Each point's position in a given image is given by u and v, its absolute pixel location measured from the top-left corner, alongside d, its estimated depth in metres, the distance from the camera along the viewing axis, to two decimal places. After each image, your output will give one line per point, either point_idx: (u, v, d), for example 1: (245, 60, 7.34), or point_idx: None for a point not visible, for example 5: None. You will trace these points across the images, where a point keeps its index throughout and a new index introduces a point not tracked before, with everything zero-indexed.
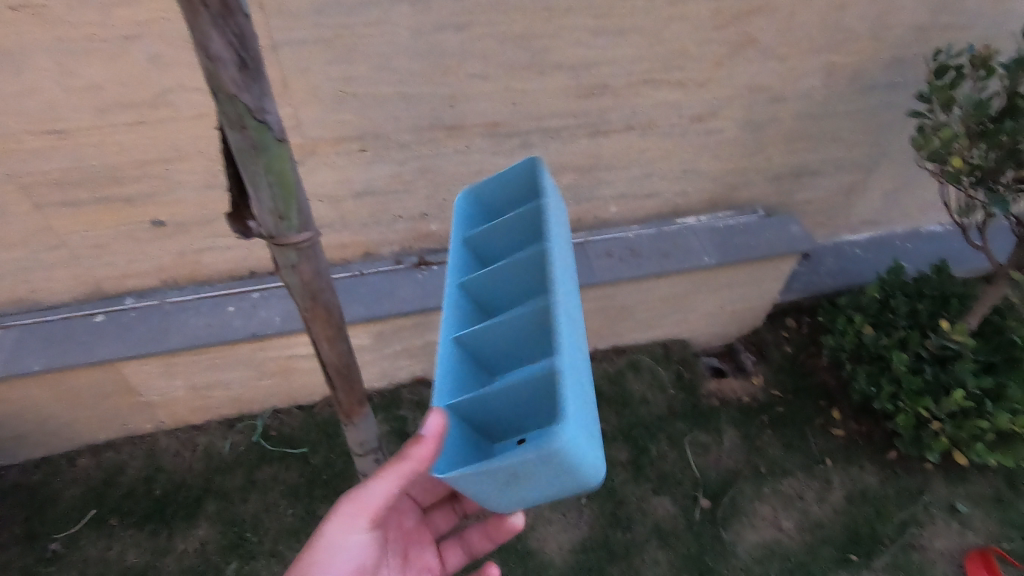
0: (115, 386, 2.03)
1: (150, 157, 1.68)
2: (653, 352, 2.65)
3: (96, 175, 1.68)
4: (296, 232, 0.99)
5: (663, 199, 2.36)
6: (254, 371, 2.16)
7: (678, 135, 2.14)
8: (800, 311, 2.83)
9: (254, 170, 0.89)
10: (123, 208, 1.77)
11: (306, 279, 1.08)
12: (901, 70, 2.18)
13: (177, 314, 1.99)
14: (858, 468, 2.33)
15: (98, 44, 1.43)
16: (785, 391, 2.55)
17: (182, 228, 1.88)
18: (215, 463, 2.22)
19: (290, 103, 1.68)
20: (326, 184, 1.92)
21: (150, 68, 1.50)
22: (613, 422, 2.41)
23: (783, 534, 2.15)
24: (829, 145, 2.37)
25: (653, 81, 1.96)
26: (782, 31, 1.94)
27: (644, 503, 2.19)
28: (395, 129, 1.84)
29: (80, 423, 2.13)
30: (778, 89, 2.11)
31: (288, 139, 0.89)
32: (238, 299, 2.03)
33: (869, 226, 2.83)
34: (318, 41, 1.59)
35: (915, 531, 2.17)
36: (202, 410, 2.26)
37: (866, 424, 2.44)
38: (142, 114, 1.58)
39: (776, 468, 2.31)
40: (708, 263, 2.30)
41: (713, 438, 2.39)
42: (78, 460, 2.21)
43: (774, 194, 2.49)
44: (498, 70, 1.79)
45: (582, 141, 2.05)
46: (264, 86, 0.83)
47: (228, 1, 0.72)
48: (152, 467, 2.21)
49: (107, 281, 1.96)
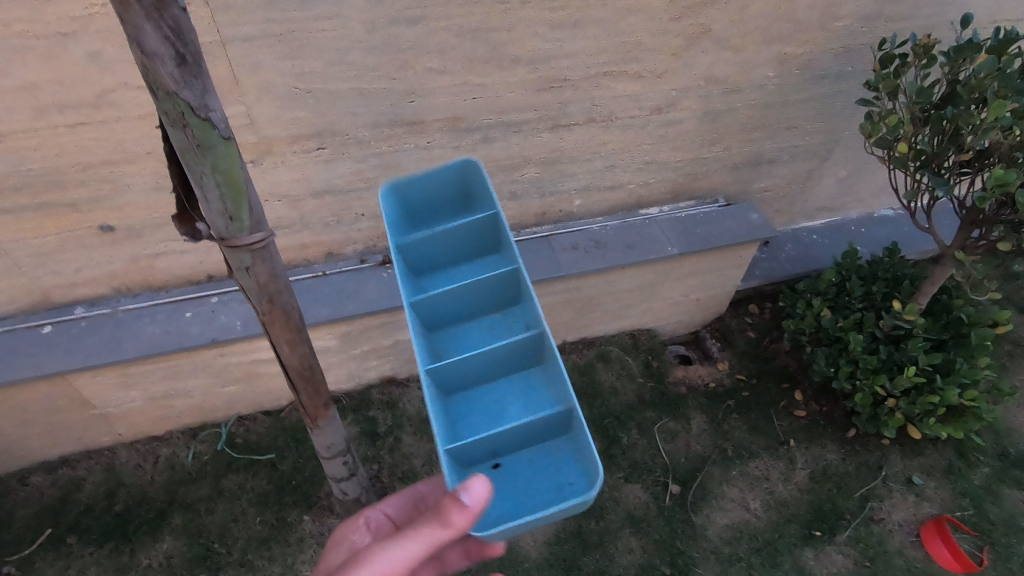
0: (68, 400, 1.95)
1: (95, 159, 1.61)
2: (621, 343, 2.68)
3: (36, 180, 1.60)
4: (249, 233, 0.96)
5: (626, 191, 2.38)
6: (216, 378, 2.10)
7: (638, 127, 2.16)
8: (762, 297, 2.91)
9: (200, 170, 0.86)
10: (68, 213, 1.70)
11: (262, 281, 1.04)
12: (849, 59, 2.25)
13: (131, 322, 1.92)
14: (820, 446, 2.41)
15: (31, 41, 1.36)
16: (749, 376, 2.62)
17: (133, 232, 1.81)
18: (179, 474, 2.16)
19: (242, 101, 1.63)
20: (284, 184, 1.87)
21: (89, 66, 1.44)
22: (584, 413, 2.43)
23: (750, 514, 2.21)
24: (785, 134, 2.43)
25: (611, 73, 1.97)
26: (735, 23, 1.97)
27: (616, 491, 2.22)
28: (353, 126, 1.80)
29: (32, 440, 2.04)
30: (734, 80, 2.14)
31: (235, 137, 0.86)
32: (196, 304, 1.97)
33: (825, 213, 2.92)
34: (268, 36, 1.54)
35: (874, 505, 2.26)
36: (162, 420, 2.19)
37: (827, 405, 2.52)
38: (84, 115, 1.51)
39: (742, 451, 2.37)
40: (671, 253, 2.33)
41: (682, 424, 2.44)
42: (31, 479, 2.12)
43: (733, 183, 2.54)
44: (456, 64, 1.77)
45: (543, 134, 2.05)
46: (205, 81, 0.80)
47: None
48: (112, 482, 2.13)
49: (54, 291, 1.87)
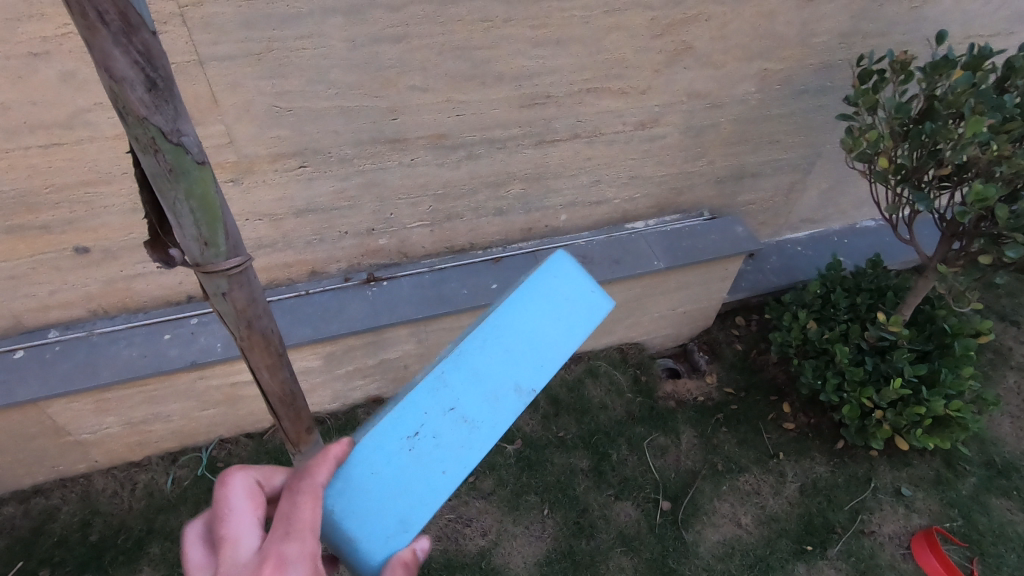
0: (41, 427, 1.88)
1: (68, 181, 1.57)
2: (610, 357, 2.66)
3: (8, 202, 1.56)
4: (226, 258, 0.93)
5: (611, 206, 2.38)
6: (196, 401, 2.05)
7: (622, 142, 2.17)
8: (748, 309, 2.92)
9: (173, 196, 0.83)
10: (41, 235, 1.65)
11: (239, 306, 1.01)
12: (829, 75, 2.28)
13: (107, 345, 1.87)
14: (809, 459, 2.40)
15: (2, 61, 1.33)
16: (737, 389, 2.62)
17: (109, 254, 1.77)
18: (158, 501, 2.09)
19: (222, 120, 1.61)
20: (265, 203, 1.84)
21: (63, 86, 1.41)
22: (573, 430, 2.41)
23: (742, 530, 2.19)
24: (767, 148, 2.46)
25: (595, 89, 1.97)
26: (716, 40, 1.99)
27: (607, 510, 2.20)
28: (336, 144, 1.78)
29: (3, 469, 1.97)
30: (716, 95, 2.16)
31: (209, 161, 0.84)
32: (175, 325, 1.92)
33: (808, 225, 2.94)
34: (248, 55, 1.52)
35: (865, 517, 2.25)
36: (141, 445, 2.13)
37: (815, 417, 2.52)
38: (57, 135, 1.48)
39: (732, 465, 2.36)
40: (658, 267, 2.32)
41: (671, 439, 2.42)
42: (2, 509, 2.04)
43: (718, 197, 2.55)
44: (439, 81, 1.76)
45: (528, 150, 2.05)
46: (178, 105, 0.78)
47: (129, 16, 0.68)
48: (87, 511, 2.06)
49: (27, 315, 1.82)
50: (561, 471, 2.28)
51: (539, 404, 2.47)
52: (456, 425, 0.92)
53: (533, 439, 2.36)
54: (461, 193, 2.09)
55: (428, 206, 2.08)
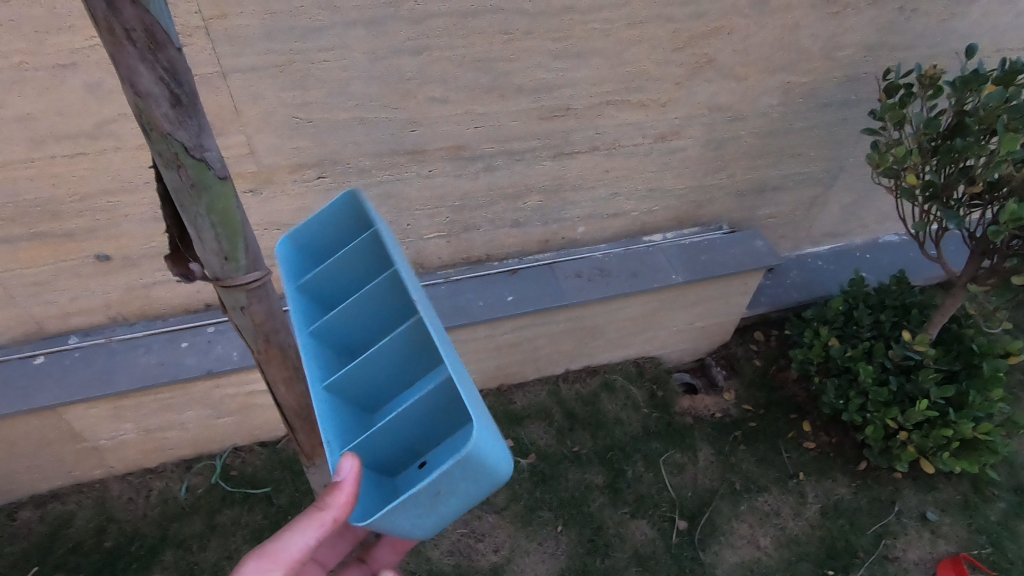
0: (59, 433, 1.90)
1: (91, 190, 1.59)
2: (625, 371, 2.63)
3: (33, 210, 1.58)
4: (246, 272, 0.92)
5: (629, 218, 2.36)
6: (212, 409, 2.05)
7: (641, 155, 2.15)
8: (768, 324, 2.87)
9: (194, 210, 0.82)
10: (63, 243, 1.67)
11: (257, 320, 0.99)
12: (853, 88, 2.24)
13: (125, 352, 1.88)
14: (831, 480, 2.35)
15: (29, 72, 1.35)
16: (756, 406, 2.56)
17: (130, 262, 1.78)
18: (172, 509, 2.10)
19: (243, 130, 1.62)
20: (283, 213, 1.85)
21: (88, 98, 1.42)
22: (588, 444, 2.37)
23: (761, 552, 2.14)
24: (789, 161, 2.42)
25: (615, 102, 1.96)
26: (738, 53, 1.97)
27: (622, 528, 2.16)
28: (355, 155, 1.78)
29: (21, 473, 1.98)
30: (737, 108, 2.13)
31: (231, 176, 0.83)
32: (192, 333, 1.94)
33: (830, 239, 2.89)
34: (269, 66, 1.53)
35: (889, 542, 2.19)
36: (156, 452, 2.13)
37: (837, 436, 2.46)
38: (82, 145, 1.50)
39: (751, 484, 2.31)
40: (676, 281, 2.29)
41: (688, 456, 2.38)
42: (19, 514, 2.06)
43: (738, 210, 2.52)
44: (459, 93, 1.76)
45: (546, 162, 2.04)
46: (201, 120, 0.77)
47: (155, 32, 0.68)
48: (102, 517, 2.07)
49: (49, 321, 1.84)
50: (575, 486, 2.25)
51: (553, 418, 2.45)
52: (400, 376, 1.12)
53: (547, 453, 2.33)
54: (479, 205, 2.08)
55: (445, 217, 2.07)
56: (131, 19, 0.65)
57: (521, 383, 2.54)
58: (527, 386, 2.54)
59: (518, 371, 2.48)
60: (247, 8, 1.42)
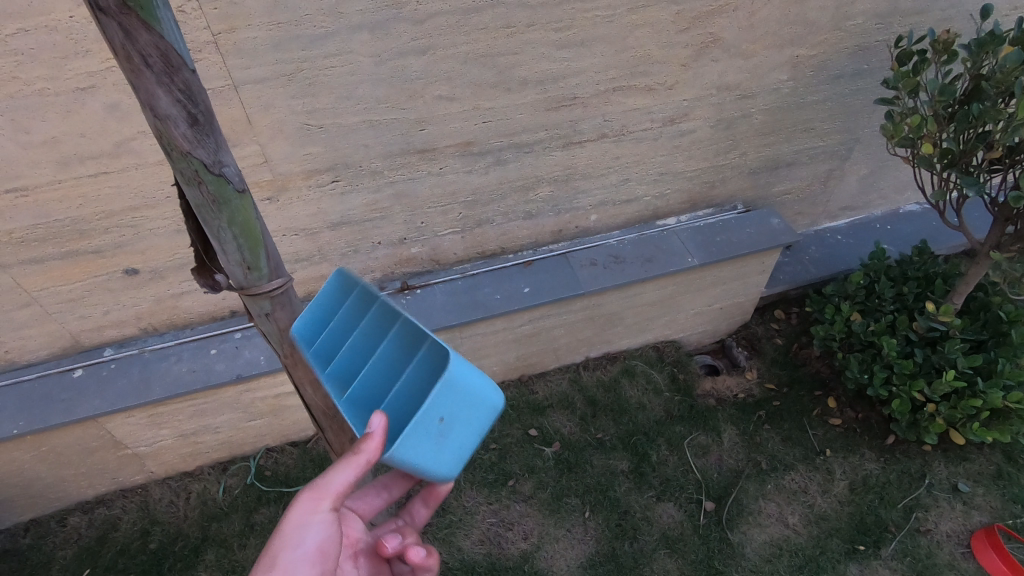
0: (101, 442, 1.98)
1: (117, 206, 1.64)
2: (645, 356, 2.64)
3: (63, 229, 1.64)
4: (268, 280, 0.96)
5: (642, 204, 2.36)
6: (243, 412, 2.12)
7: (651, 139, 2.14)
8: (788, 302, 2.84)
9: (216, 224, 0.86)
10: (93, 259, 1.73)
11: (282, 326, 1.04)
12: (865, 58, 2.20)
13: (158, 361, 1.95)
14: (858, 455, 2.33)
15: (52, 97, 1.40)
16: (779, 384, 2.56)
17: (157, 274, 1.84)
18: (211, 510, 2.17)
19: (256, 140, 1.65)
20: (300, 218, 1.89)
21: (108, 117, 1.47)
22: (611, 430, 2.39)
23: (790, 530, 2.14)
24: (802, 136, 2.38)
25: (622, 88, 1.95)
26: (744, 30, 1.94)
27: (649, 511, 2.18)
28: (367, 157, 1.81)
29: (68, 481, 2.07)
30: (746, 86, 2.11)
31: (249, 189, 0.87)
32: (220, 340, 2.00)
33: (848, 212, 2.85)
34: (279, 76, 1.56)
35: (920, 515, 2.17)
36: (193, 456, 2.21)
37: (863, 411, 2.44)
38: (106, 164, 1.55)
39: (777, 463, 2.31)
40: (692, 263, 2.29)
41: (712, 438, 2.38)
42: (68, 520, 2.15)
43: (752, 189, 2.49)
44: (465, 90, 1.77)
45: (556, 153, 2.04)
46: (218, 137, 0.80)
47: (171, 57, 0.70)
48: (146, 520, 2.16)
49: (84, 335, 1.91)
50: (601, 472, 2.27)
51: (575, 406, 2.47)
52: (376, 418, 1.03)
53: (570, 441, 2.35)
54: (491, 199, 2.10)
55: (459, 213, 2.09)
56: (148, 46, 0.68)
57: (541, 373, 2.57)
58: (547, 376, 2.57)
59: (538, 361, 2.50)
60: (255, 21, 1.45)
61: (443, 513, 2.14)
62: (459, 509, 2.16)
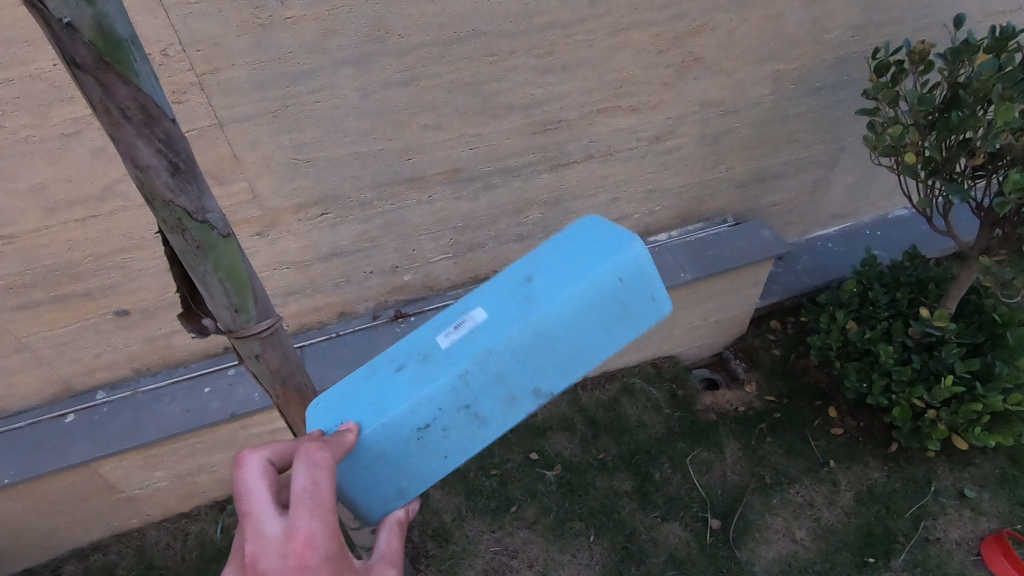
0: (95, 487, 1.94)
1: (106, 249, 1.64)
2: (643, 373, 2.62)
3: (52, 274, 1.63)
4: (257, 322, 0.95)
5: (632, 221, 2.36)
6: (239, 450, 2.09)
7: (638, 157, 2.15)
8: (783, 312, 2.84)
9: (202, 269, 0.85)
10: (83, 302, 1.72)
11: (273, 366, 1.03)
12: (844, 69, 2.23)
13: (151, 403, 1.92)
14: (862, 465, 2.31)
15: (38, 145, 1.40)
16: (779, 396, 2.54)
17: (148, 314, 1.83)
18: (209, 551, 2.13)
19: (245, 177, 1.66)
20: (291, 251, 1.88)
21: (94, 161, 1.47)
22: (613, 450, 2.37)
23: (798, 545, 2.11)
24: (788, 147, 2.41)
25: (606, 109, 1.97)
26: (724, 48, 1.97)
27: (655, 532, 2.15)
28: (355, 188, 1.82)
29: (62, 529, 2.03)
30: (729, 102, 2.14)
31: (234, 232, 0.86)
32: (214, 378, 1.98)
33: (837, 220, 2.87)
34: (264, 113, 1.57)
35: (928, 524, 2.15)
36: (189, 497, 2.17)
37: (864, 420, 2.43)
38: (93, 208, 1.55)
39: (781, 476, 2.29)
40: (685, 279, 2.28)
41: (715, 453, 2.36)
42: (63, 568, 2.10)
43: (741, 202, 2.51)
44: (451, 118, 1.79)
45: (544, 175, 2.05)
46: (201, 184, 0.80)
47: (150, 108, 0.70)
48: (143, 565, 2.11)
49: (75, 378, 1.89)
50: (604, 494, 2.24)
51: (576, 427, 2.44)
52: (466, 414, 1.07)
53: (572, 463, 2.32)
54: (481, 224, 2.10)
55: (450, 239, 2.09)
56: (126, 99, 0.68)
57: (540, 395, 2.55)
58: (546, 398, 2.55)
59: None
60: (239, 61, 1.46)
61: (445, 544, 2.11)
62: (462, 539, 2.13)
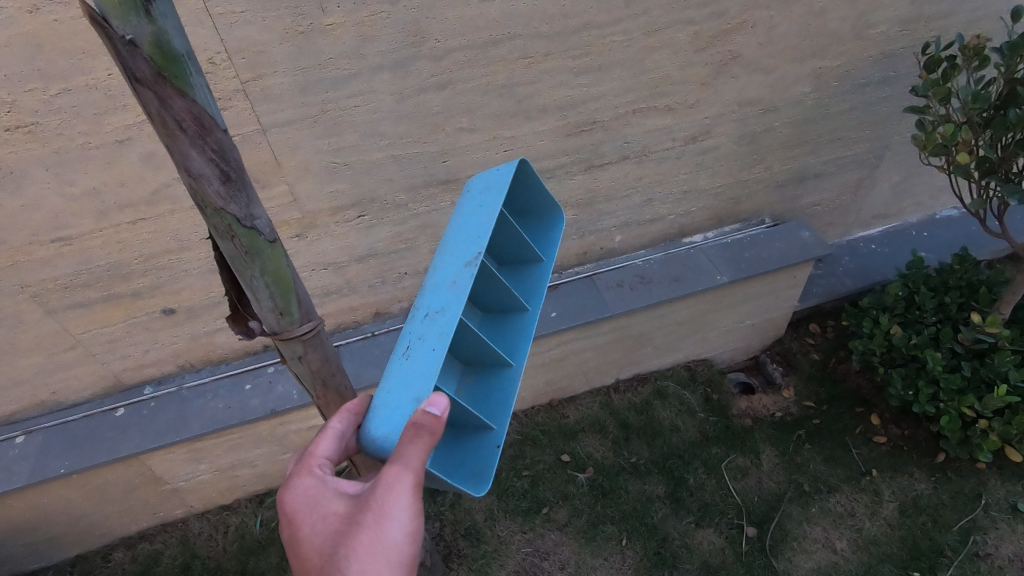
0: (142, 478, 2.02)
1: (154, 250, 1.70)
2: (676, 376, 2.59)
3: (105, 273, 1.70)
4: (300, 324, 0.98)
5: (666, 222, 2.34)
6: (277, 446, 2.15)
7: (673, 158, 2.12)
8: (823, 315, 2.76)
9: (249, 274, 0.88)
10: (133, 301, 1.79)
11: (314, 367, 1.05)
12: (891, 64, 2.15)
13: (195, 398, 1.99)
14: (907, 475, 2.24)
15: (93, 151, 1.46)
16: (818, 402, 2.47)
17: (192, 313, 1.90)
18: (249, 543, 2.19)
19: (285, 180, 1.70)
20: (329, 252, 1.92)
21: (145, 166, 1.53)
22: (646, 454, 2.34)
23: (838, 556, 2.05)
24: (829, 146, 2.34)
25: (642, 110, 1.95)
26: (764, 46, 1.93)
27: (688, 538, 2.12)
28: (392, 191, 1.84)
29: (109, 518, 2.11)
30: (769, 100, 2.08)
31: (280, 238, 0.88)
32: (254, 376, 2.04)
33: (880, 220, 2.78)
34: (305, 118, 1.61)
35: (979, 538, 2.06)
36: (230, 490, 2.25)
37: (909, 428, 2.35)
38: (144, 211, 1.61)
39: (820, 485, 2.23)
40: (722, 281, 2.24)
41: (751, 459, 2.31)
42: (112, 556, 2.19)
43: (779, 202, 2.45)
44: (485, 121, 1.79)
45: (578, 176, 2.04)
46: (249, 192, 0.83)
47: (203, 120, 0.72)
48: (186, 554, 2.18)
49: (125, 373, 1.97)
50: (637, 498, 2.22)
51: (608, 430, 2.43)
52: (434, 320, 0.94)
53: (604, 466, 2.31)
54: None
55: None
56: (182, 111, 0.70)
57: (571, 397, 2.54)
58: (578, 400, 2.54)
59: (568, 386, 2.48)
60: (281, 67, 1.50)
61: (477, 543, 2.12)
62: (494, 539, 2.14)
